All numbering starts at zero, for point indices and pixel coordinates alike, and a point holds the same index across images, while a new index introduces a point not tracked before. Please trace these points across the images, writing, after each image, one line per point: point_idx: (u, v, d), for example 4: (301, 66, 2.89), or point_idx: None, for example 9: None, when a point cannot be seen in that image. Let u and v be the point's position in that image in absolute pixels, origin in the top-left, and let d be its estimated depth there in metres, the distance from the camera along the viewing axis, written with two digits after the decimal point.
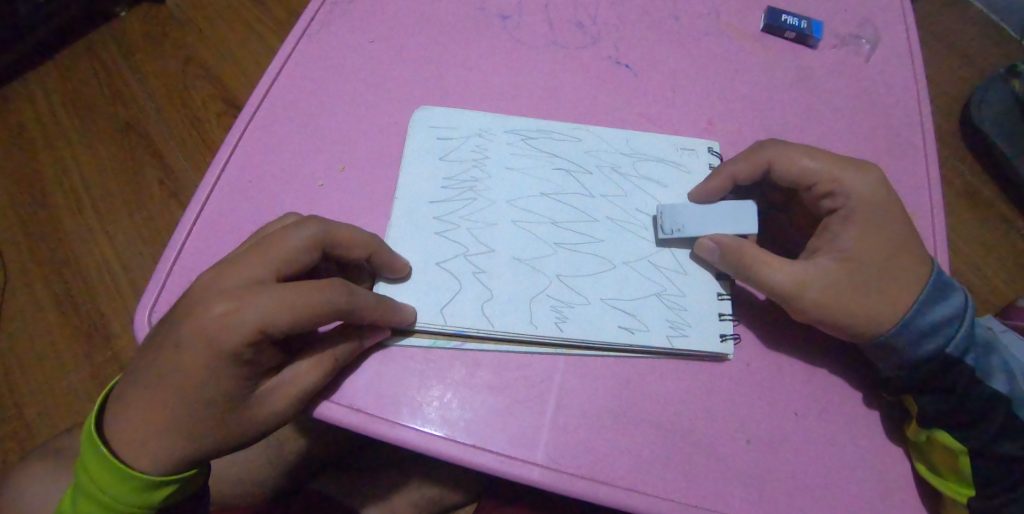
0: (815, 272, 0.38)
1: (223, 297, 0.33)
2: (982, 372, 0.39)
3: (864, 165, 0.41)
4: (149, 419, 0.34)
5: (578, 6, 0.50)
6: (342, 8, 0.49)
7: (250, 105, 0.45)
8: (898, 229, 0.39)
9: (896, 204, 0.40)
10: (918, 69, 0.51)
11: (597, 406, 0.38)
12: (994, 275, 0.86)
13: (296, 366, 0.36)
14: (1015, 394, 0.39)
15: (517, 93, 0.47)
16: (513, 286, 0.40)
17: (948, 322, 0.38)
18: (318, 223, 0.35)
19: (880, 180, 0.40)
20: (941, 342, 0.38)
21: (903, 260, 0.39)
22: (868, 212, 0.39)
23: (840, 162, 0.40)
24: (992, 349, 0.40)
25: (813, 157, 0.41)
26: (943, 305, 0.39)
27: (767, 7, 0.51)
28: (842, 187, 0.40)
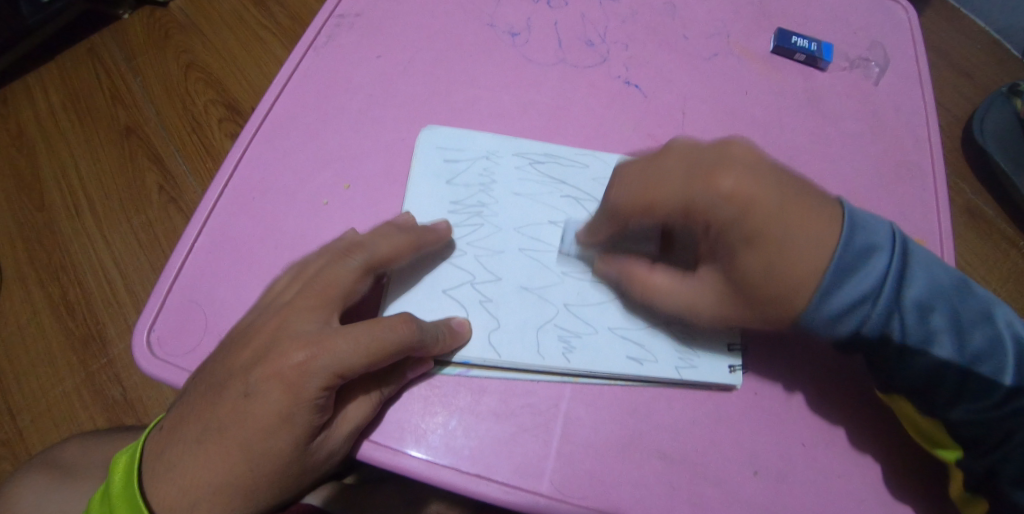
0: (696, 292, 0.36)
1: (300, 344, 0.34)
2: (919, 340, 0.34)
3: (718, 165, 0.33)
4: (205, 472, 0.34)
5: (587, 24, 0.50)
6: (349, 22, 0.48)
7: (253, 120, 0.44)
8: (772, 236, 0.32)
9: (767, 203, 0.32)
10: (927, 94, 0.51)
11: (602, 434, 0.37)
12: (998, 294, 0.85)
13: (348, 404, 0.35)
14: (967, 353, 0.34)
15: (525, 113, 0.46)
16: (519, 314, 0.39)
17: (864, 301, 0.33)
18: (362, 250, 0.37)
19: (741, 180, 0.32)
20: (860, 321, 0.33)
21: (788, 275, 0.32)
22: (728, 224, 0.33)
23: (687, 174, 0.34)
24: (934, 304, 0.34)
25: (658, 180, 0.35)
26: (854, 283, 0.32)
27: (777, 28, 0.51)
28: (694, 203, 0.34)
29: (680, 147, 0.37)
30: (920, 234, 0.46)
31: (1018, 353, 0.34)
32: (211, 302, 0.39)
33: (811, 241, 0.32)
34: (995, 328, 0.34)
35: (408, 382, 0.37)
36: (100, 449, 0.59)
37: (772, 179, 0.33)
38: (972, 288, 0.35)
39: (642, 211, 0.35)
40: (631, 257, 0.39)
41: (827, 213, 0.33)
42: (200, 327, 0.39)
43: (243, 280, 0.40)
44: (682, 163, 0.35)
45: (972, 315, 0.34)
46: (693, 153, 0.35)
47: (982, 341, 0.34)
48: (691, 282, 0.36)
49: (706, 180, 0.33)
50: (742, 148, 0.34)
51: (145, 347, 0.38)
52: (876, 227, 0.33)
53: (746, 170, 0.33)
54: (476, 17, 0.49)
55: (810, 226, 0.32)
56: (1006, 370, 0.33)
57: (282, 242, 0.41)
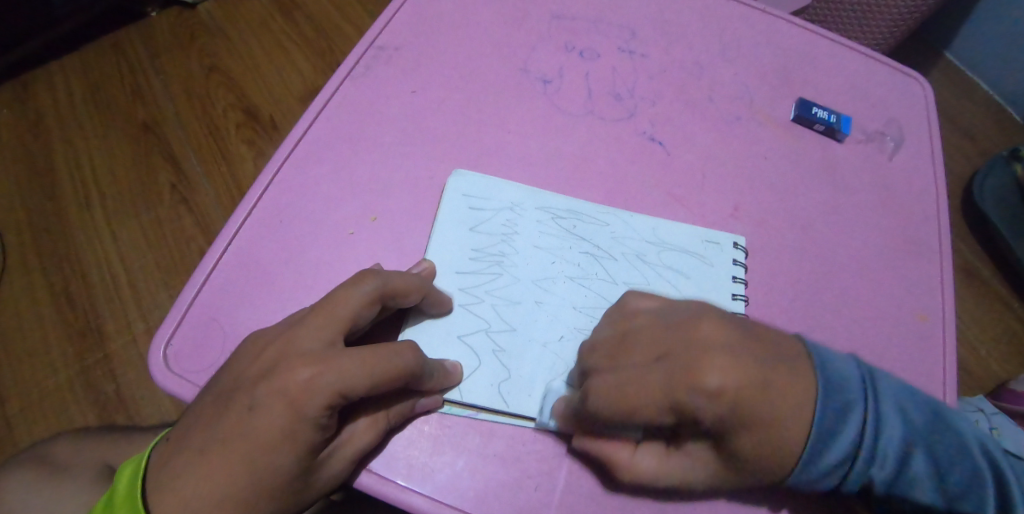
0: (685, 470, 0.35)
1: (306, 362, 0.33)
2: (902, 486, 0.34)
3: (699, 360, 0.34)
4: (206, 484, 0.33)
5: (617, 78, 0.51)
6: (388, 55, 0.49)
7: (285, 146, 0.45)
8: (761, 421, 0.32)
9: (750, 395, 0.32)
10: (938, 173, 0.53)
11: (603, 490, 0.37)
12: (988, 356, 0.90)
13: (355, 423, 0.36)
14: (948, 496, 0.33)
15: (552, 161, 0.47)
16: (531, 367, 0.40)
17: (839, 466, 0.33)
18: (375, 277, 0.37)
19: (727, 366, 0.33)
20: (839, 477, 0.34)
21: (778, 448, 0.33)
22: (716, 423, 0.33)
23: (670, 362, 0.34)
24: (912, 449, 0.33)
25: (637, 380, 0.34)
26: (834, 449, 0.33)
27: (798, 98, 0.53)
28: (681, 399, 0.33)
29: (647, 322, 0.38)
30: (925, 310, 0.47)
31: (997, 478, 0.33)
32: (232, 322, 0.40)
33: (793, 415, 0.32)
34: (973, 459, 0.33)
35: (414, 412, 0.38)
36: (95, 449, 0.59)
37: (753, 359, 0.33)
38: (946, 418, 0.35)
39: (625, 415, 0.34)
40: (615, 438, 0.36)
41: (798, 387, 0.33)
42: (219, 345, 0.39)
43: (264, 306, 0.40)
44: (659, 347, 0.36)
45: (948, 451, 0.34)
46: (658, 339, 0.36)
47: (960, 480, 0.33)
48: (681, 455, 0.35)
49: (692, 367, 0.33)
50: (712, 328, 0.35)
51: (161, 360, 0.38)
52: (846, 380, 0.34)
53: (724, 350, 0.34)
54: (510, 62, 0.51)
55: (792, 393, 0.33)
56: (988, 504, 0.33)
57: (304, 271, 0.41)
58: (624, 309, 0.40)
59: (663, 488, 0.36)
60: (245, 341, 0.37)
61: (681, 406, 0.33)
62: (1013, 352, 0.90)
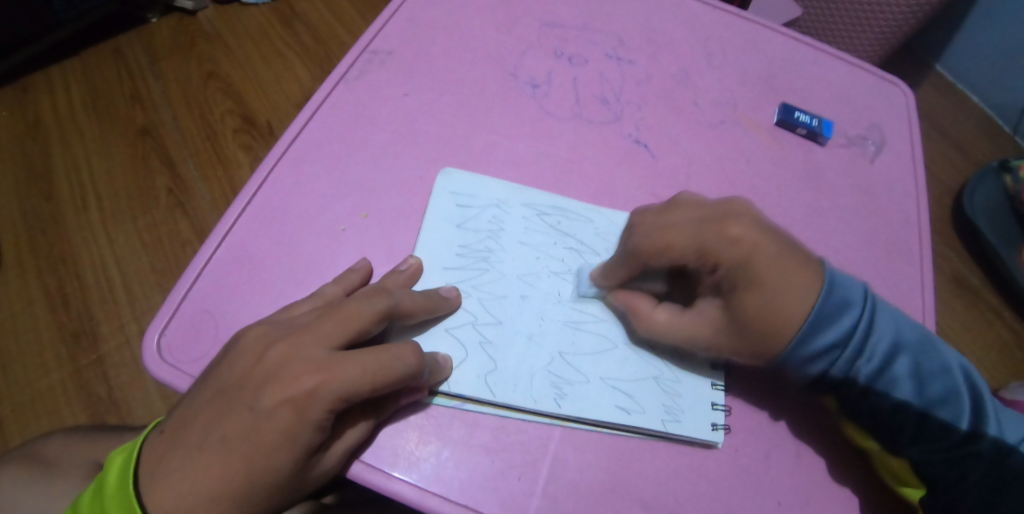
0: (692, 324, 0.40)
1: (312, 369, 0.35)
2: (885, 383, 0.39)
3: (725, 222, 0.38)
4: (205, 481, 0.34)
5: (604, 82, 0.53)
6: (381, 59, 0.51)
7: (279, 144, 0.46)
8: (765, 281, 0.37)
9: (766, 257, 0.37)
10: (918, 176, 0.54)
11: (587, 480, 0.38)
12: (977, 361, 0.91)
13: (352, 424, 0.36)
14: (926, 400, 0.39)
15: (539, 162, 0.48)
16: (516, 359, 0.41)
17: (836, 348, 0.38)
18: (386, 295, 0.38)
19: (747, 231, 0.38)
20: (827, 365, 0.38)
21: (777, 314, 0.37)
22: (734, 269, 0.38)
23: (702, 221, 0.39)
24: (898, 352, 0.39)
25: (671, 230, 0.40)
26: (832, 329, 0.38)
27: (781, 103, 0.54)
28: (706, 248, 0.38)
29: (693, 200, 0.41)
30: (905, 309, 0.48)
31: (972, 397, 0.40)
32: (223, 314, 0.40)
33: (800, 294, 0.37)
34: (952, 377, 0.40)
35: (402, 406, 0.38)
36: (87, 446, 0.59)
37: (771, 239, 0.38)
38: (933, 343, 0.40)
39: (656, 255, 0.40)
40: (640, 294, 0.42)
41: (813, 271, 0.38)
42: (210, 337, 0.40)
43: (255, 299, 0.41)
44: (700, 215, 0.40)
45: (932, 367, 0.40)
46: (702, 208, 0.40)
47: (937, 389, 0.39)
48: (692, 313, 0.40)
49: (716, 230, 0.38)
50: (743, 208, 0.40)
51: (155, 350, 0.39)
52: (851, 286, 0.39)
53: (750, 221, 0.39)
54: (500, 67, 0.52)
55: (802, 275, 0.38)
56: (961, 414, 0.39)
57: (296, 265, 0.42)
58: (682, 197, 0.42)
59: (671, 344, 0.41)
60: (241, 333, 0.37)
61: (708, 268, 0.39)
62: (1001, 356, 0.91)
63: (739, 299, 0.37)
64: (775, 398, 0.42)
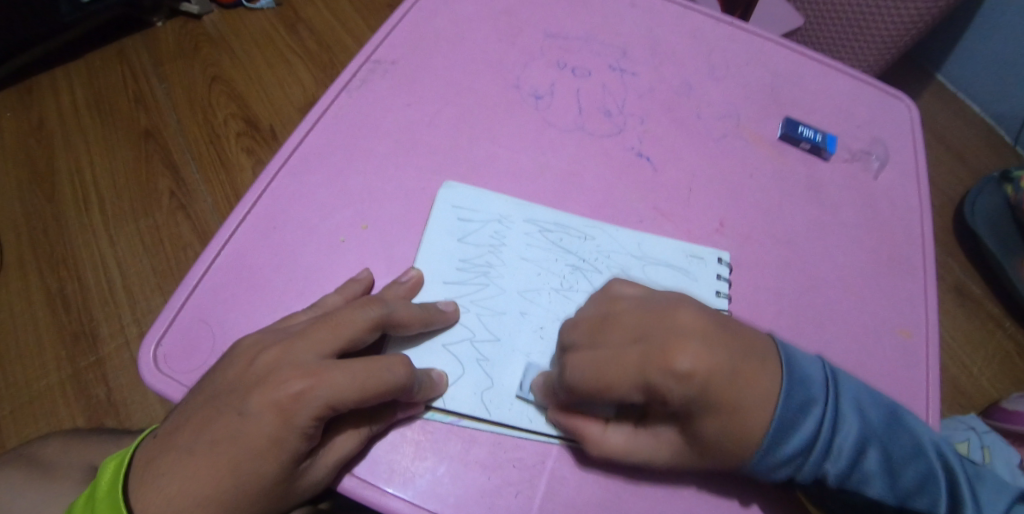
0: (653, 447, 0.37)
1: (301, 374, 0.35)
2: (855, 481, 0.36)
3: (675, 340, 0.34)
4: (192, 485, 0.34)
5: (607, 95, 0.52)
6: (384, 69, 0.51)
7: (281, 154, 0.46)
8: (724, 403, 0.34)
9: (721, 383, 0.34)
10: (923, 192, 0.54)
11: (584, 497, 0.38)
12: (981, 375, 0.90)
13: (340, 432, 0.36)
14: (900, 494, 0.37)
15: (541, 174, 0.48)
16: (513, 377, 0.41)
17: (795, 456, 0.36)
18: (381, 305, 0.38)
19: (698, 354, 0.33)
20: (791, 472, 0.36)
21: (741, 432, 0.35)
22: (689, 400, 0.34)
23: (642, 347, 0.35)
24: (867, 446, 0.36)
25: (608, 364, 0.35)
26: (790, 442, 0.35)
27: (784, 117, 0.54)
28: (651, 374, 0.34)
29: (634, 316, 0.37)
30: (907, 326, 0.48)
31: (950, 486, 0.37)
32: (221, 324, 0.40)
33: (759, 408, 0.35)
34: (928, 462, 0.37)
35: (396, 420, 0.38)
36: (83, 450, 0.59)
37: (725, 348, 0.34)
38: (902, 418, 0.38)
39: (597, 391, 0.36)
40: (585, 414, 0.38)
41: (765, 375, 0.35)
42: (208, 347, 0.40)
43: (254, 310, 0.41)
44: (639, 336, 0.36)
45: (904, 452, 0.37)
46: (640, 326, 0.36)
47: (911, 477, 0.37)
48: (648, 433, 0.37)
49: (664, 358, 0.34)
50: (689, 316, 0.36)
51: (152, 360, 0.39)
52: (810, 376, 0.36)
53: (697, 321, 0.35)
54: (503, 78, 0.52)
55: (759, 384, 0.35)
56: (940, 505, 0.36)
57: (295, 277, 0.42)
58: (613, 309, 0.39)
59: (627, 463, 0.38)
60: (238, 341, 0.37)
61: (656, 397, 0.34)
62: (1004, 370, 0.90)
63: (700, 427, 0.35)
64: (744, 483, 0.40)
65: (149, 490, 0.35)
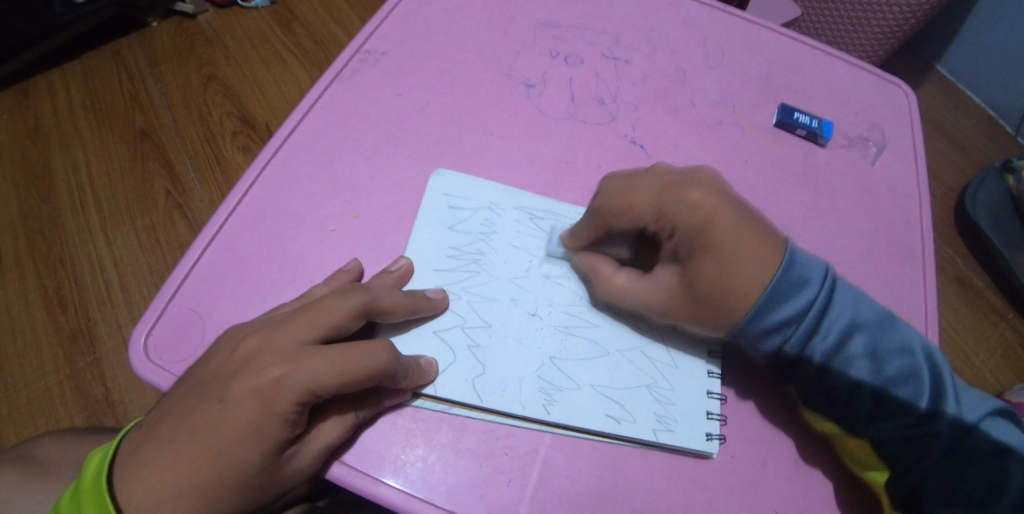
0: (651, 290, 0.40)
1: (279, 360, 0.34)
2: (840, 360, 0.38)
3: (687, 184, 0.38)
4: (173, 474, 0.34)
5: (600, 83, 0.52)
6: (374, 59, 0.50)
7: (271, 144, 0.45)
8: (722, 245, 0.37)
9: (725, 229, 0.37)
10: (921, 177, 0.53)
11: (578, 486, 0.37)
12: (983, 365, 0.89)
13: (323, 419, 0.36)
14: (881, 379, 0.38)
15: (533, 163, 0.48)
16: (505, 364, 0.40)
17: (788, 324, 0.37)
18: (364, 292, 0.38)
19: (706, 199, 0.37)
20: (781, 341, 0.38)
21: (731, 283, 0.37)
22: (690, 234, 0.38)
23: (661, 189, 0.39)
24: (854, 330, 0.38)
25: (630, 192, 0.40)
26: (788, 305, 0.37)
27: (780, 104, 0.53)
28: (664, 215, 0.38)
29: (656, 172, 0.41)
30: (906, 313, 0.47)
31: (931, 376, 0.39)
32: (211, 314, 0.40)
33: (757, 263, 0.37)
34: (914, 358, 0.39)
35: (383, 408, 0.38)
36: (78, 448, 0.59)
37: (732, 204, 0.38)
38: (893, 323, 0.40)
39: (618, 216, 0.40)
40: (601, 258, 0.42)
41: (771, 247, 0.38)
42: (197, 337, 0.39)
43: (243, 300, 0.40)
44: (659, 185, 0.39)
45: (892, 346, 0.39)
46: (668, 176, 0.40)
47: (896, 368, 0.38)
48: (653, 277, 0.40)
49: (678, 194, 0.38)
50: (709, 177, 0.39)
51: (141, 350, 0.38)
52: (812, 264, 0.39)
53: (711, 189, 0.38)
54: (496, 67, 0.51)
55: (762, 249, 0.37)
56: (922, 394, 0.38)
57: (285, 266, 0.42)
58: (653, 168, 0.41)
59: (632, 307, 0.41)
60: (223, 333, 0.37)
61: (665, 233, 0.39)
62: (1006, 360, 0.90)
63: (693, 265, 0.37)
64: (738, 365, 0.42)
65: (131, 480, 0.34)
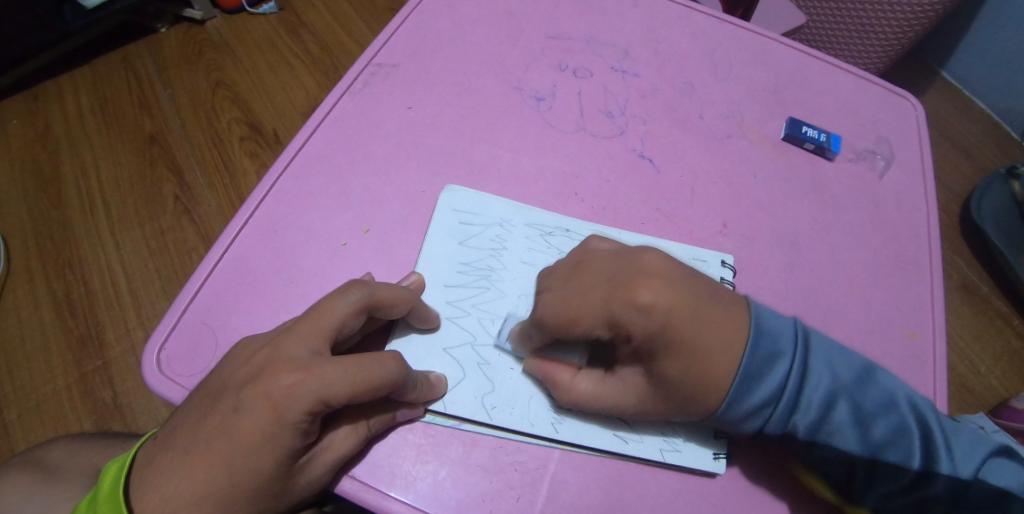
0: (619, 392, 0.38)
1: (291, 368, 0.34)
2: (824, 433, 0.37)
3: (635, 280, 0.36)
4: (186, 484, 0.34)
5: (609, 96, 0.52)
6: (385, 72, 0.51)
7: (283, 158, 0.46)
8: (684, 343, 0.35)
9: (682, 322, 0.35)
10: (929, 190, 0.53)
11: (587, 501, 0.38)
12: (989, 374, 0.89)
13: (335, 431, 0.36)
14: (870, 446, 0.37)
15: (543, 176, 0.48)
16: (514, 381, 0.40)
17: (765, 406, 0.36)
18: (362, 288, 0.37)
19: (660, 289, 0.35)
20: (761, 423, 0.37)
21: (702, 374, 0.35)
22: (648, 337, 0.35)
23: (610, 287, 0.36)
24: (834, 399, 0.36)
25: (580, 298, 0.37)
26: (755, 394, 0.36)
27: (788, 117, 0.54)
28: (618, 318, 0.36)
29: (605, 257, 0.39)
30: (913, 328, 0.47)
31: (921, 429, 0.37)
32: (224, 327, 0.40)
33: (720, 351, 0.35)
34: (898, 414, 0.37)
35: (396, 422, 0.38)
36: (89, 455, 0.59)
37: (687, 291, 0.36)
38: (874, 375, 0.38)
39: (566, 327, 0.37)
40: (559, 360, 0.39)
41: (733, 324, 0.36)
42: (210, 350, 0.40)
43: (255, 314, 0.41)
44: (606, 276, 0.37)
45: (874, 404, 0.37)
46: (610, 270, 0.38)
47: (881, 431, 0.37)
48: (615, 379, 0.38)
49: (625, 294, 0.36)
50: (656, 262, 0.37)
51: (154, 363, 0.39)
52: (780, 332, 0.37)
53: (663, 282, 0.36)
54: (505, 80, 0.52)
55: (724, 329, 0.36)
56: (913, 455, 0.36)
57: (296, 280, 0.42)
58: (590, 257, 0.40)
59: (599, 411, 0.39)
60: (238, 345, 0.37)
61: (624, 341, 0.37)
62: (1014, 368, 0.89)
63: (660, 366, 0.36)
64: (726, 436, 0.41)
65: (146, 491, 0.35)
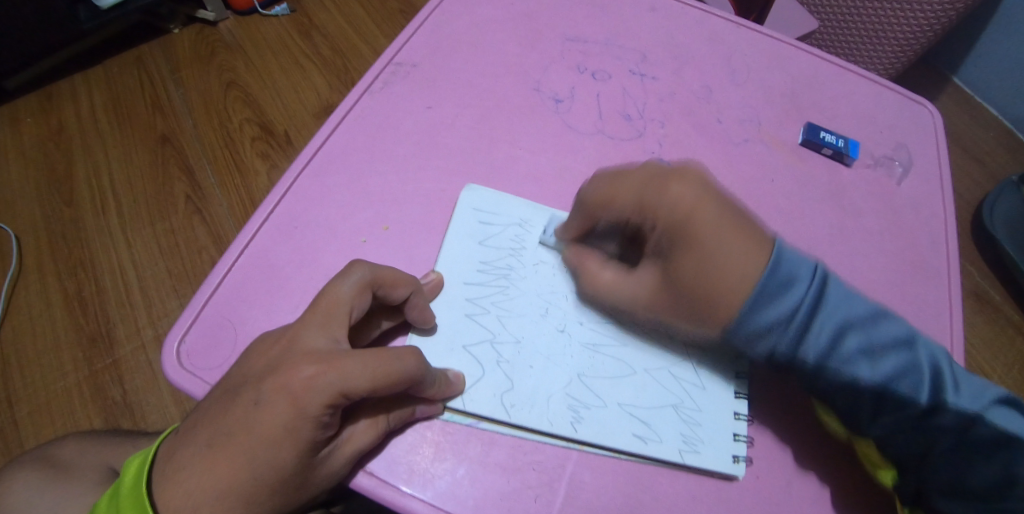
0: (637, 288, 0.41)
1: (312, 360, 0.34)
2: (836, 361, 0.38)
3: (668, 178, 0.40)
4: (208, 478, 0.34)
5: (627, 98, 0.52)
6: (405, 72, 0.51)
7: (303, 156, 0.46)
8: (698, 241, 0.38)
9: (704, 227, 0.38)
10: (947, 196, 0.53)
11: (605, 503, 0.37)
12: (1001, 381, 0.88)
13: (354, 424, 0.36)
14: (883, 378, 0.38)
15: (561, 178, 0.48)
16: (533, 380, 0.40)
17: (774, 327, 0.37)
18: (363, 268, 0.37)
19: (686, 192, 0.39)
20: (772, 344, 0.38)
21: (715, 282, 0.37)
22: (671, 227, 0.39)
23: (642, 194, 0.40)
24: (846, 331, 0.38)
25: (616, 187, 0.41)
26: (774, 308, 0.37)
27: (806, 122, 0.53)
28: (644, 211, 0.40)
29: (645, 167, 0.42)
30: (933, 334, 0.47)
31: (932, 368, 0.38)
32: (243, 323, 0.40)
33: (737, 263, 0.37)
34: (910, 352, 0.38)
35: (414, 418, 0.38)
36: (99, 451, 0.59)
37: (714, 200, 0.39)
38: (886, 316, 0.39)
39: (603, 206, 0.42)
40: (591, 252, 0.44)
41: (758, 246, 0.38)
42: (229, 346, 0.39)
43: (275, 310, 0.41)
44: (638, 185, 0.40)
45: (885, 340, 0.38)
46: (652, 175, 0.41)
47: (892, 365, 0.38)
48: (636, 276, 0.41)
49: (658, 189, 0.40)
50: (695, 175, 0.40)
51: (173, 357, 0.39)
52: (798, 263, 0.38)
53: (695, 184, 0.39)
54: (523, 82, 0.52)
55: (744, 246, 0.38)
56: (923, 385, 0.38)
57: (315, 277, 0.42)
58: (633, 166, 0.43)
59: (616, 305, 0.42)
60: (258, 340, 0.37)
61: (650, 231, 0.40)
62: None
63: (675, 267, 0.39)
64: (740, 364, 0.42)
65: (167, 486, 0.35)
